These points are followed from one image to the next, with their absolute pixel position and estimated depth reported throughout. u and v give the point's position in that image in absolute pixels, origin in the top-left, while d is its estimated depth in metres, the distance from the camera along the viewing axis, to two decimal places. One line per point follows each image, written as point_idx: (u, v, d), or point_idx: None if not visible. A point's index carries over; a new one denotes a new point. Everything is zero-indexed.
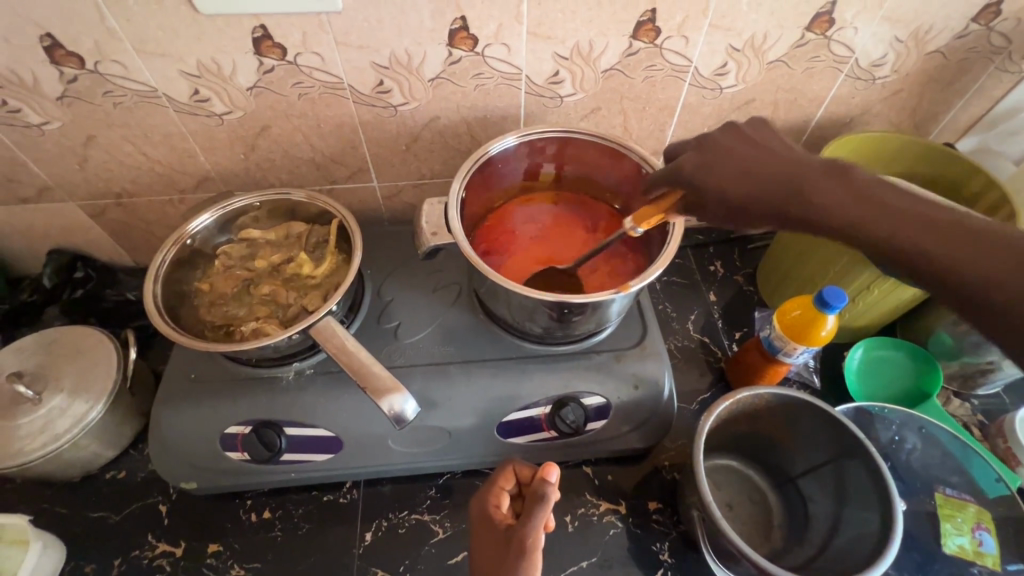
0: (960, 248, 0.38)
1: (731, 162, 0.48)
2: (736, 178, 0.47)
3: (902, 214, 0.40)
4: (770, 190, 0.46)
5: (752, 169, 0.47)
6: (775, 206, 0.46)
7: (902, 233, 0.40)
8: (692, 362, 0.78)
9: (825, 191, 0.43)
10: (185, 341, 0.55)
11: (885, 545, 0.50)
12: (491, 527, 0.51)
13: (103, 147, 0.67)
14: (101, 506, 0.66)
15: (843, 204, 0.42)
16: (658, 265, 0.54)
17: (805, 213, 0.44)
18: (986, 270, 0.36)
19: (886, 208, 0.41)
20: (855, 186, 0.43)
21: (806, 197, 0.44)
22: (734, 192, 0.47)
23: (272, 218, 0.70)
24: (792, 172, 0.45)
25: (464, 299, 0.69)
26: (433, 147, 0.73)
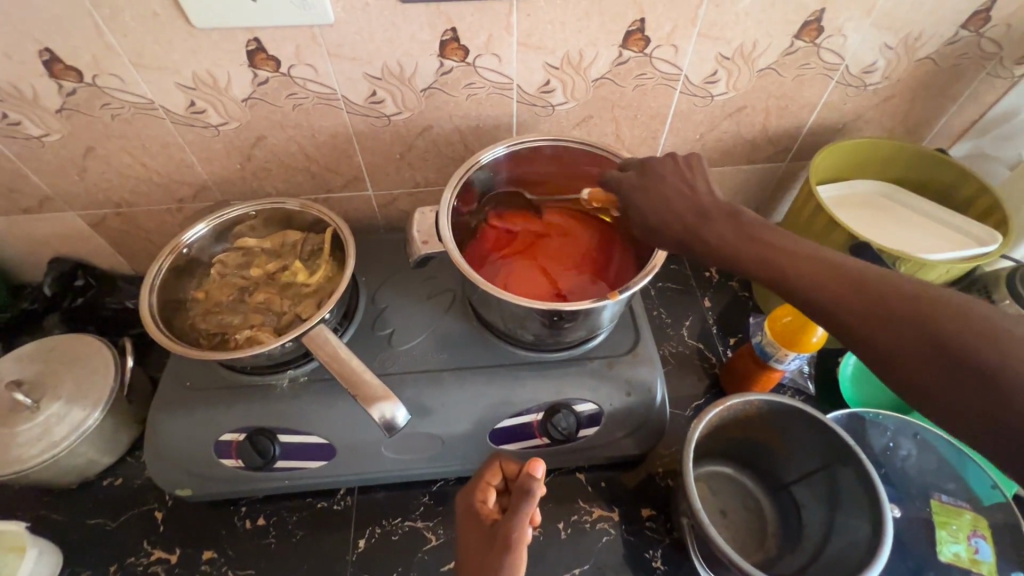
0: (822, 278, 0.41)
1: (655, 188, 0.53)
2: (657, 201, 0.52)
3: (778, 247, 0.44)
4: (679, 216, 0.50)
5: (668, 198, 0.51)
6: (680, 233, 0.49)
7: (778, 264, 0.43)
8: (686, 369, 0.78)
9: (721, 222, 0.48)
10: (179, 350, 0.55)
11: (876, 551, 0.50)
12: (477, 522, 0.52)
13: (101, 158, 0.68)
14: (98, 512, 0.67)
15: (732, 235, 0.46)
16: (647, 273, 0.54)
17: (702, 242, 0.48)
18: (841, 298, 0.39)
19: (767, 242, 0.45)
20: (746, 220, 0.47)
21: (706, 225, 0.48)
22: (654, 215, 0.51)
23: (268, 226, 0.70)
24: (694, 205, 0.50)
25: (457, 306, 0.70)
26: (427, 156, 0.73)
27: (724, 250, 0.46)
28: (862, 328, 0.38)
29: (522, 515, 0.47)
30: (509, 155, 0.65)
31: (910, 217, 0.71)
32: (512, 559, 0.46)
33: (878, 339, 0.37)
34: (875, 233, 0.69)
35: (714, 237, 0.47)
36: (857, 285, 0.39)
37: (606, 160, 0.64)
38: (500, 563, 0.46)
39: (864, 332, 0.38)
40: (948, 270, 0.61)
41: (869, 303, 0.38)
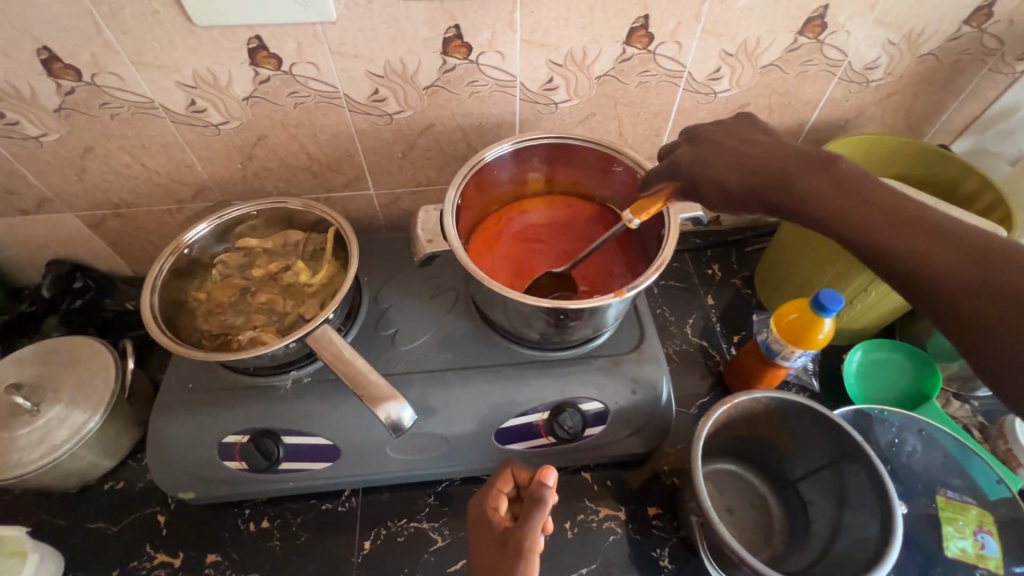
0: (928, 241, 0.38)
1: (719, 152, 0.49)
2: (726, 166, 0.48)
3: (874, 205, 0.41)
4: (760, 174, 0.46)
5: (742, 156, 0.48)
6: (759, 190, 0.46)
7: (874, 222, 0.40)
8: (690, 366, 0.78)
9: (809, 175, 0.44)
10: (183, 351, 0.55)
11: (886, 549, 0.49)
12: (488, 529, 0.52)
13: (101, 158, 0.67)
14: (99, 516, 0.66)
15: (821, 188, 0.43)
16: (654, 269, 0.54)
17: (784, 198, 0.44)
18: (951, 268, 0.37)
19: (866, 199, 0.41)
20: (838, 172, 0.44)
21: (791, 180, 0.44)
22: (725, 179, 0.48)
23: (269, 226, 0.70)
24: (779, 158, 0.46)
25: (461, 305, 0.69)
26: (429, 154, 0.73)
27: (810, 206, 0.43)
28: (965, 295, 0.36)
29: (535, 522, 0.48)
30: (513, 153, 0.64)
31: None
32: (525, 567, 0.46)
33: (979, 308, 0.35)
34: None
35: (798, 192, 0.44)
36: (965, 251, 0.37)
37: (611, 157, 0.63)
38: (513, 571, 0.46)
39: (964, 301, 0.36)
40: None
41: (980, 270, 0.36)
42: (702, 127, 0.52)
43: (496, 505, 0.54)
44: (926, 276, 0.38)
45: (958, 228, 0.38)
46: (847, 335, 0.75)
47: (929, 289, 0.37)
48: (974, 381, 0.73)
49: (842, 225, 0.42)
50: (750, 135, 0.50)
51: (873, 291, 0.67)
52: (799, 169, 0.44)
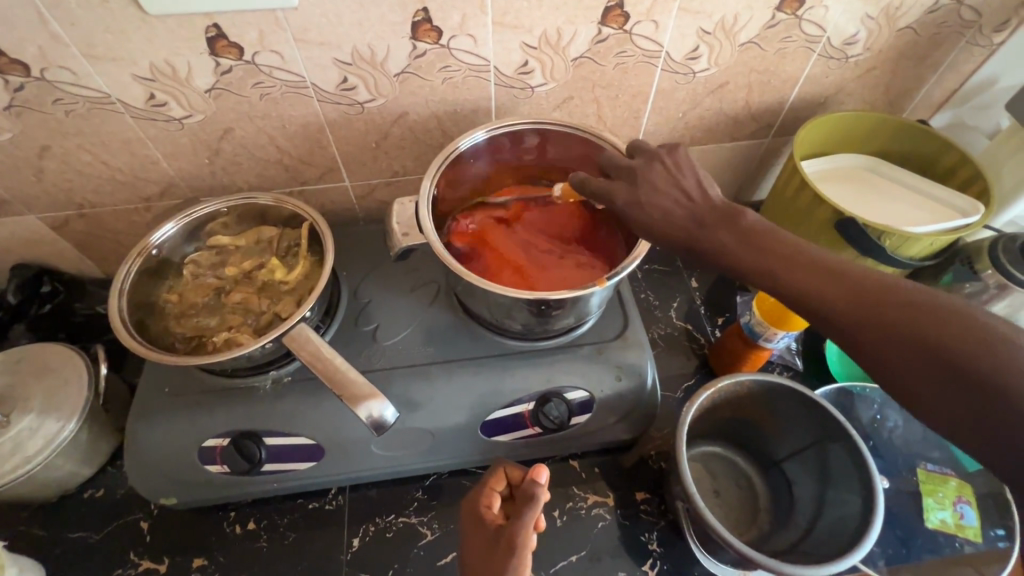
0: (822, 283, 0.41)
1: (632, 205, 0.49)
2: (643, 217, 0.49)
3: (790, 255, 0.43)
4: (673, 225, 0.47)
5: (666, 208, 0.48)
6: (680, 244, 0.47)
7: (783, 272, 0.43)
8: (676, 349, 0.78)
9: (720, 230, 0.46)
10: (155, 356, 0.53)
11: (867, 525, 0.50)
12: (480, 526, 0.51)
13: (59, 157, 0.64)
14: (81, 526, 0.65)
15: (734, 248, 0.45)
16: (636, 256, 0.53)
17: (704, 251, 0.46)
18: (848, 309, 0.40)
19: (770, 252, 0.44)
20: (746, 227, 0.45)
21: (705, 234, 0.46)
22: (646, 229, 0.49)
23: (241, 223, 0.68)
24: (690, 211, 0.48)
25: (443, 297, 0.68)
26: (404, 143, 0.71)
27: (725, 249, 0.45)
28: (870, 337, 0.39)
29: (525, 520, 0.47)
30: (489, 140, 0.63)
31: (895, 190, 0.70)
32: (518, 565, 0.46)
33: (870, 343, 0.39)
34: (857, 207, 0.69)
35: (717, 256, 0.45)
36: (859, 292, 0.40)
37: (590, 141, 0.62)
38: (506, 569, 0.47)
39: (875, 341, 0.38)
40: (930, 243, 0.61)
41: (869, 308, 0.39)
42: (632, 165, 0.51)
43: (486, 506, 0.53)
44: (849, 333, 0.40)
45: (835, 262, 0.42)
46: None
47: (832, 329, 0.41)
48: None
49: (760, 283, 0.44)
50: (676, 174, 0.49)
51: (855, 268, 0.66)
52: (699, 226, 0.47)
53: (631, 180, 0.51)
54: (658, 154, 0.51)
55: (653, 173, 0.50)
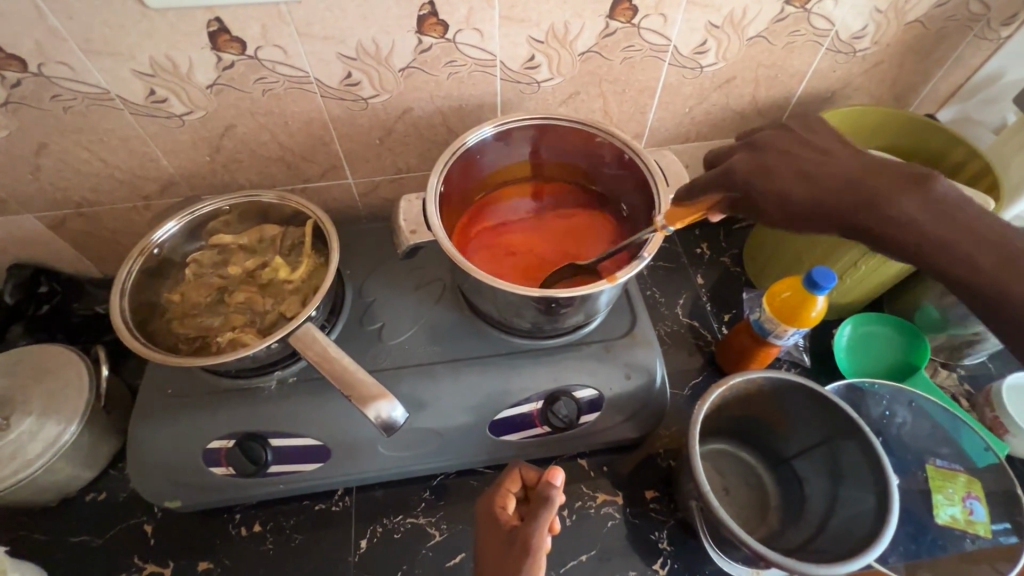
0: (1013, 269, 0.39)
1: (784, 172, 0.46)
2: (805, 183, 0.45)
3: (974, 230, 0.41)
4: (848, 189, 0.44)
5: (819, 176, 0.45)
6: (829, 215, 0.44)
7: (970, 246, 0.40)
8: (682, 346, 0.77)
9: (896, 196, 0.42)
10: (158, 357, 0.52)
11: (883, 523, 0.50)
12: (494, 526, 0.51)
13: (57, 154, 0.63)
14: (83, 530, 0.64)
15: (919, 217, 0.42)
16: (647, 253, 0.52)
17: (865, 221, 0.43)
18: None
19: (950, 226, 0.41)
20: (935, 193, 0.42)
21: (868, 204, 0.43)
22: (810, 195, 0.45)
23: (243, 221, 0.67)
24: (851, 180, 0.44)
25: (449, 295, 0.67)
26: (408, 139, 0.70)
27: (896, 221, 0.42)
28: None
29: (541, 522, 0.48)
30: (496, 136, 0.62)
31: None
32: (532, 564, 0.46)
33: None
34: None
35: (895, 224, 0.42)
36: None
37: (598, 137, 0.61)
38: (519, 569, 0.46)
39: None
40: None
41: None
42: (762, 135, 0.50)
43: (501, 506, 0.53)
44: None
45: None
46: (840, 308, 0.75)
47: (1009, 318, 0.39)
48: (962, 350, 0.73)
49: (938, 256, 0.41)
50: (813, 142, 0.48)
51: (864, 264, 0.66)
52: (858, 196, 0.43)
53: (773, 151, 0.48)
54: (784, 125, 0.51)
55: (786, 141, 0.49)
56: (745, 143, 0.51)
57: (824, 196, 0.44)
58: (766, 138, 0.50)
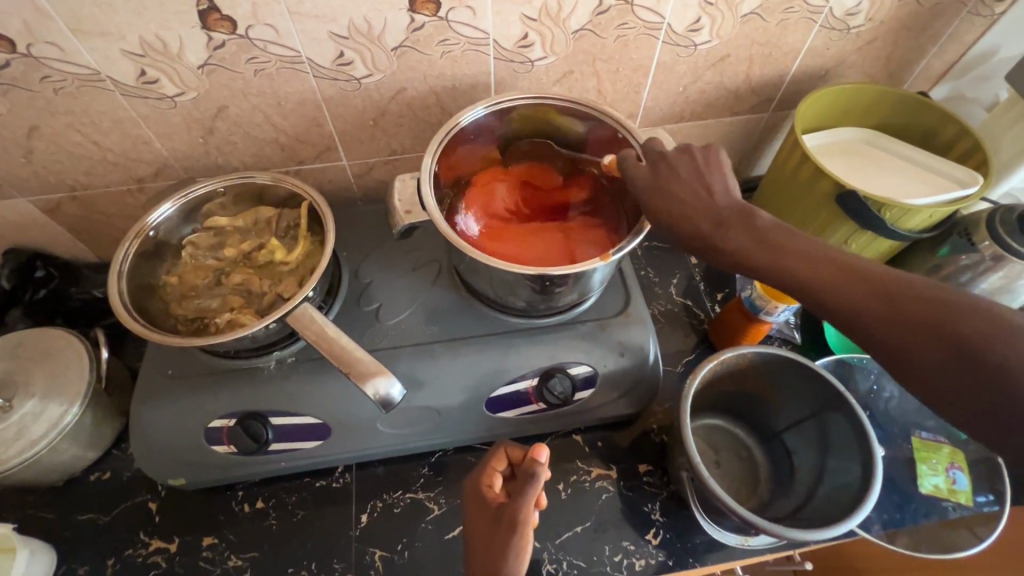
0: (847, 283, 0.42)
1: (654, 198, 0.49)
2: (662, 209, 0.49)
3: (806, 250, 0.44)
4: (691, 220, 0.48)
5: (684, 202, 0.48)
6: (693, 245, 0.48)
7: (795, 266, 0.44)
8: (676, 325, 0.79)
9: (740, 233, 0.46)
10: (158, 338, 0.53)
11: (867, 491, 0.51)
12: (482, 501, 0.53)
13: (48, 137, 0.63)
14: (89, 508, 0.65)
15: (749, 245, 0.45)
16: (636, 235, 0.54)
17: (719, 251, 0.46)
18: (869, 305, 0.40)
19: (785, 249, 0.44)
20: (764, 229, 0.46)
21: (718, 232, 0.46)
22: (666, 225, 0.49)
23: (238, 203, 0.67)
24: (705, 209, 0.47)
25: (445, 276, 0.68)
26: (402, 120, 0.70)
27: (742, 248, 0.45)
28: (896, 334, 0.39)
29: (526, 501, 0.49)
30: (490, 115, 0.62)
31: (894, 163, 0.70)
32: (517, 540, 0.48)
33: (896, 338, 0.39)
34: (859, 179, 0.68)
35: (731, 255, 0.46)
36: (883, 290, 0.41)
37: (591, 116, 0.61)
38: (508, 545, 0.48)
39: (904, 339, 0.39)
40: (929, 215, 0.60)
41: (893, 304, 0.40)
42: (660, 154, 0.52)
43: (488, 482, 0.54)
44: (875, 331, 0.40)
45: (852, 260, 0.43)
46: None
47: (855, 325, 0.41)
48: None
49: (773, 278, 0.44)
50: (704, 169, 0.50)
51: (853, 242, 0.66)
52: (709, 226, 0.47)
53: (657, 175, 0.51)
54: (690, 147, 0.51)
55: (682, 162, 0.51)
56: (645, 161, 0.53)
57: (676, 226, 0.48)
58: (661, 157, 0.52)
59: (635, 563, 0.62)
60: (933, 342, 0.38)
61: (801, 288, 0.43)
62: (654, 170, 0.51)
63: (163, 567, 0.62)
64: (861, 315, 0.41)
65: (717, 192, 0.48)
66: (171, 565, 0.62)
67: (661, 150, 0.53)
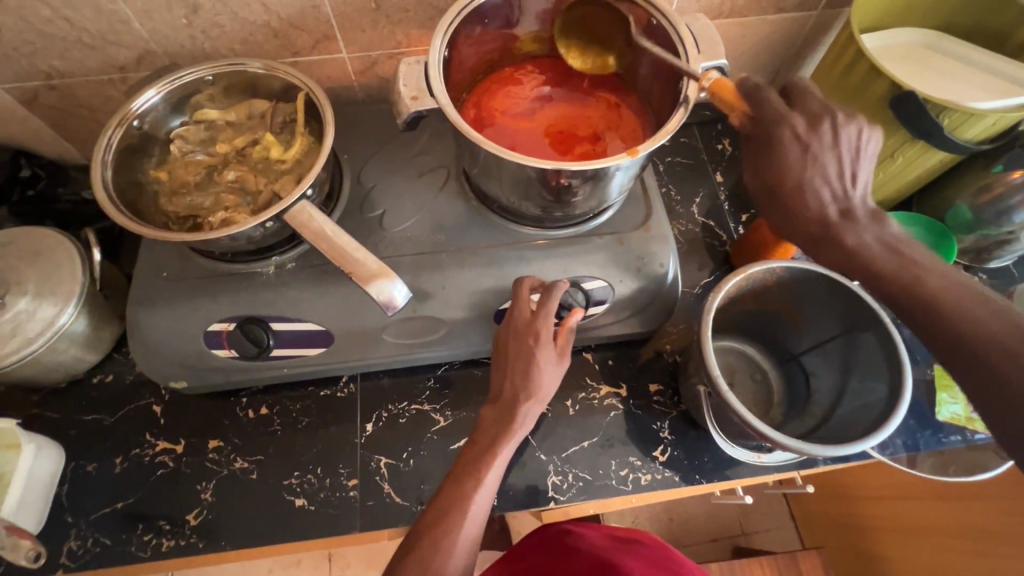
0: (977, 311, 0.40)
1: (801, 162, 0.43)
2: (794, 179, 0.43)
3: (933, 273, 0.43)
4: (819, 203, 0.44)
5: (819, 183, 0.43)
6: (806, 235, 0.45)
7: (927, 282, 0.42)
8: (696, 246, 0.74)
9: (865, 227, 0.44)
10: (146, 231, 0.49)
11: (892, 409, 0.49)
12: (525, 330, 0.54)
13: (14, 11, 0.56)
14: (93, 409, 0.65)
15: (875, 245, 0.44)
16: (670, 129, 0.46)
17: (844, 243, 0.44)
18: (998, 337, 0.38)
19: (914, 264, 0.43)
20: (891, 235, 0.44)
21: (847, 223, 0.44)
22: (787, 197, 0.44)
23: (229, 96, 0.61)
24: (841, 195, 0.44)
25: (453, 183, 0.63)
26: (408, 4, 0.62)
27: (867, 250, 0.43)
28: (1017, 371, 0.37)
29: (566, 340, 0.55)
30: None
31: (958, 66, 0.62)
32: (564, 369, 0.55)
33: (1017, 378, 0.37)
34: (919, 84, 0.61)
35: (843, 252, 0.44)
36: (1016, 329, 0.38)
37: None
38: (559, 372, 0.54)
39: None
40: (993, 122, 0.54)
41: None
42: (806, 107, 0.45)
43: (530, 315, 0.54)
44: (989, 368, 0.38)
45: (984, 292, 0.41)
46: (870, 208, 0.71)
47: (967, 355, 0.39)
48: (989, 253, 0.69)
49: (895, 285, 0.43)
50: (856, 142, 0.44)
51: (901, 155, 0.61)
52: (839, 215, 0.44)
53: (816, 133, 0.43)
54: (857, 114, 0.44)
55: (848, 132, 0.43)
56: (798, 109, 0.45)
57: (799, 203, 0.44)
58: (822, 113, 0.44)
59: (641, 478, 0.62)
60: None
61: (923, 303, 0.42)
62: (815, 126, 0.43)
63: (171, 467, 0.62)
64: (968, 342, 0.39)
65: (859, 184, 0.44)
66: (178, 465, 0.62)
67: (825, 104, 0.44)
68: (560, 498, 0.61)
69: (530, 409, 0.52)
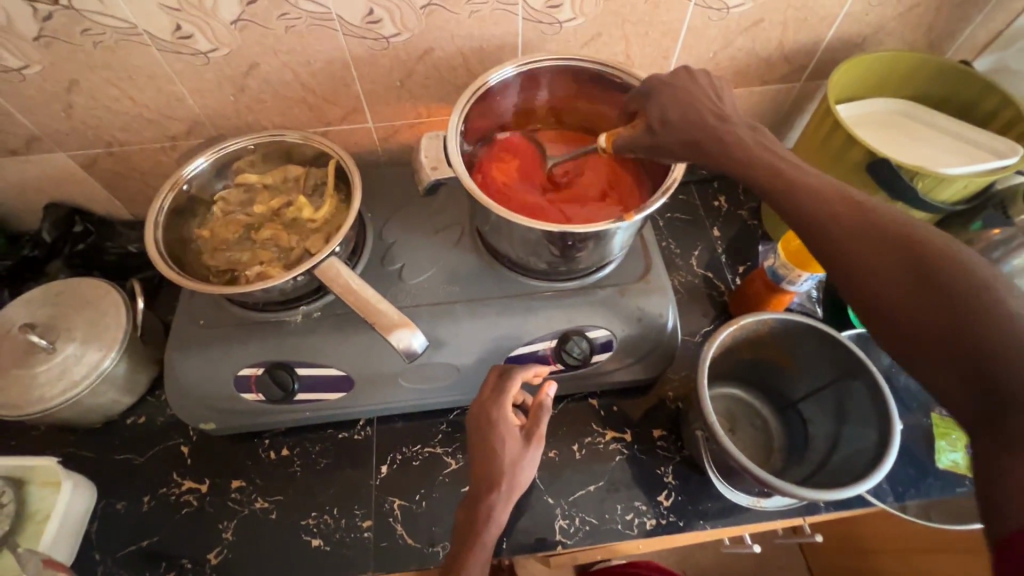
0: (872, 249, 0.38)
1: (674, 89, 0.53)
2: (672, 103, 0.52)
3: (845, 210, 0.41)
4: (696, 118, 0.50)
5: (696, 109, 0.51)
6: (690, 153, 0.50)
7: (832, 222, 0.41)
8: (696, 296, 0.78)
9: (743, 143, 0.48)
10: (191, 285, 0.54)
11: (882, 455, 0.51)
12: (485, 425, 0.57)
13: (87, 92, 0.65)
14: (125, 449, 0.69)
15: (749, 145, 0.48)
16: (661, 194, 0.53)
17: (722, 156, 0.48)
18: (892, 278, 0.37)
19: (819, 198, 0.42)
20: (778, 149, 0.47)
21: (721, 124, 0.49)
22: (671, 115, 0.52)
23: (267, 162, 0.68)
24: (718, 115, 0.50)
25: (466, 239, 0.69)
26: (428, 82, 0.70)
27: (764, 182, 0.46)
28: (906, 311, 0.36)
29: (536, 426, 0.57)
30: (518, 76, 0.62)
31: (931, 134, 0.68)
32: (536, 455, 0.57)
33: (910, 318, 0.35)
34: (893, 151, 0.66)
35: (723, 147, 0.48)
36: (909, 266, 0.36)
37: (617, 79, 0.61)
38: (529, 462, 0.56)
39: (917, 321, 0.35)
40: (963, 185, 0.59)
41: (921, 282, 0.35)
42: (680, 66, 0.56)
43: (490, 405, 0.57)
44: (886, 311, 0.37)
45: (902, 227, 0.38)
46: None
47: (866, 300, 0.38)
48: None
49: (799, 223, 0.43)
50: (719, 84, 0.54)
51: None
52: (715, 125, 0.49)
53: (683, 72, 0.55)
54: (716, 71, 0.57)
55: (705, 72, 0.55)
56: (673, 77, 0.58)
57: (680, 115, 0.51)
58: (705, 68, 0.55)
59: (646, 523, 0.63)
60: (938, 327, 0.34)
61: (825, 243, 0.41)
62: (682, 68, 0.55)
63: (194, 506, 0.65)
64: (879, 292, 0.37)
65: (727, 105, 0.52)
66: (201, 505, 0.65)
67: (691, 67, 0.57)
68: (567, 542, 0.62)
69: (497, 495, 0.54)
